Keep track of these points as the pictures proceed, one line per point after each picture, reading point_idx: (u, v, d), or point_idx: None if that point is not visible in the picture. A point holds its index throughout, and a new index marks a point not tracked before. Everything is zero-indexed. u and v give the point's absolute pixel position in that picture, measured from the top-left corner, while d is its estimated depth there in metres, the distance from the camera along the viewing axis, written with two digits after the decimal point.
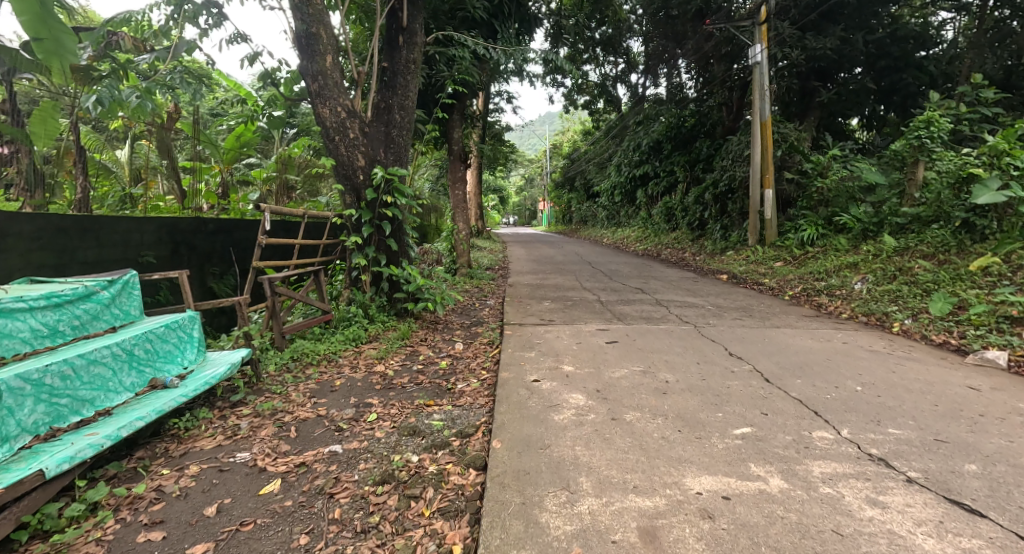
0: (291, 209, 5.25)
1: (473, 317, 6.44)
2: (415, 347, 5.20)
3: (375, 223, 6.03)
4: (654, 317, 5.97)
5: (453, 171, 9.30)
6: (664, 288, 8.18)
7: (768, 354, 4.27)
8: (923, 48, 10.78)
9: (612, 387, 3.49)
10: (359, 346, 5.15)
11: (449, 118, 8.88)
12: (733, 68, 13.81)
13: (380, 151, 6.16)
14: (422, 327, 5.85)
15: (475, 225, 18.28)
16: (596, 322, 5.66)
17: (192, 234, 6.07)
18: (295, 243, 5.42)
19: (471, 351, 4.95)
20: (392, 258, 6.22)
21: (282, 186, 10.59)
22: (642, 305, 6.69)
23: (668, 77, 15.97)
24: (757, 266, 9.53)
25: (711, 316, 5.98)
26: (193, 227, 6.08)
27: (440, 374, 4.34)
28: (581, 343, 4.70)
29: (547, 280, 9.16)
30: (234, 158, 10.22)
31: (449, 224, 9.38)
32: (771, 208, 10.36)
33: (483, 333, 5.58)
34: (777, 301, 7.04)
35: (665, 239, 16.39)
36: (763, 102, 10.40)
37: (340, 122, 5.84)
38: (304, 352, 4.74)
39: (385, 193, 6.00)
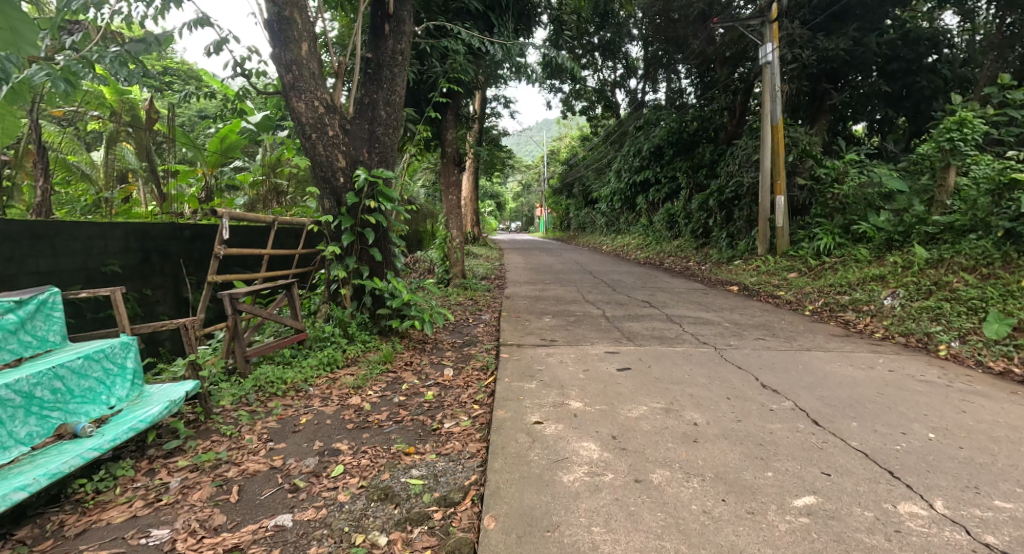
0: (259, 215, 4.64)
1: (465, 334, 5.81)
2: (399, 372, 4.58)
3: (356, 231, 5.44)
4: (667, 336, 5.35)
5: (446, 175, 8.68)
6: (673, 301, 7.56)
7: (806, 385, 3.66)
8: (935, 50, 10.17)
9: (630, 432, 2.90)
10: (334, 371, 4.52)
11: (442, 117, 8.27)
12: (736, 73, 13.29)
13: (363, 150, 5.57)
14: (407, 347, 5.22)
15: (469, 232, 17.66)
16: (603, 342, 5.05)
17: (167, 241, 5.38)
18: (265, 253, 4.84)
19: (462, 378, 4.34)
20: (375, 270, 5.62)
21: (269, 190, 9.93)
22: (653, 322, 6.09)
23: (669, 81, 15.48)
24: (770, 277, 8.94)
25: (730, 335, 5.38)
26: (169, 234, 5.39)
27: (425, 409, 3.72)
28: (588, 371, 4.09)
29: (546, 292, 8.54)
30: (218, 162, 9.59)
31: (442, 231, 8.76)
32: (783, 216, 9.77)
33: (476, 355, 4.97)
34: (799, 318, 6.44)
35: (667, 247, 15.80)
36: (774, 103, 9.84)
37: (317, 118, 5.25)
38: (269, 379, 4.12)
39: (368, 197, 5.42)
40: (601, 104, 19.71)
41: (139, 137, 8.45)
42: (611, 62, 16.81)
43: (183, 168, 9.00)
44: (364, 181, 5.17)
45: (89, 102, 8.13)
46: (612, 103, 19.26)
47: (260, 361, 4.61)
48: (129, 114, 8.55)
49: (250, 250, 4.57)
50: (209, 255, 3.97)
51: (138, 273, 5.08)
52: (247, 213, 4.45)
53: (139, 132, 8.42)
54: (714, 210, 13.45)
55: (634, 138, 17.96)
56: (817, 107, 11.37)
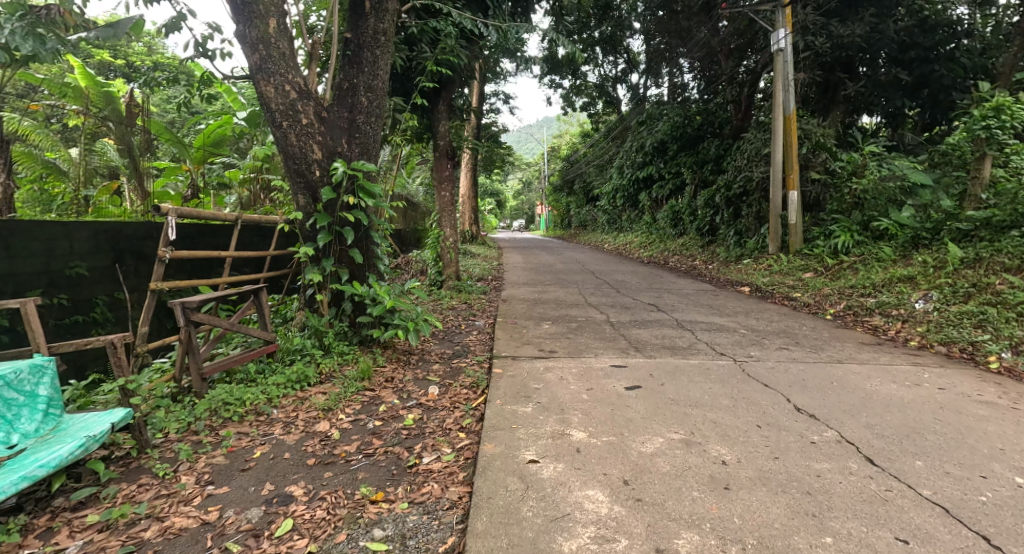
0: (216, 211, 4.08)
1: (456, 344, 5.25)
2: (378, 390, 4.04)
3: (334, 230, 4.95)
4: (679, 346, 4.81)
5: (439, 170, 8.08)
6: (683, 305, 7.04)
7: (848, 408, 3.13)
8: (954, 38, 9.53)
9: (646, 474, 2.42)
10: (304, 390, 3.99)
11: (433, 107, 7.70)
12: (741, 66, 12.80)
13: (342, 140, 5.04)
14: (389, 360, 4.68)
15: (467, 230, 17.07)
16: (610, 354, 4.52)
17: (139, 242, 4.85)
18: (228, 255, 4.31)
19: (447, 398, 3.80)
20: (356, 274, 5.12)
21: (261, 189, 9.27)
22: (662, 328, 5.56)
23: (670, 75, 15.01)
24: (783, 277, 8.40)
25: (749, 345, 4.83)
26: (142, 233, 4.83)
27: (401, 439, 3.19)
28: (593, 390, 3.57)
29: (546, 294, 8.02)
30: (204, 158, 8.97)
31: (435, 230, 8.21)
32: (796, 212, 9.17)
33: (467, 369, 4.43)
34: (820, 323, 5.91)
35: (672, 246, 15.23)
36: (787, 93, 9.30)
37: (288, 104, 4.74)
38: (228, 399, 3.62)
39: (347, 192, 4.93)
40: (602, 100, 19.23)
41: (120, 134, 7.68)
42: (612, 57, 16.36)
43: (169, 164, 8.58)
44: (343, 174, 4.68)
45: (71, 93, 7.62)
46: (613, 99, 18.77)
47: (220, 378, 4.11)
48: (111, 110, 7.72)
49: (209, 253, 4.03)
50: (155, 258, 3.43)
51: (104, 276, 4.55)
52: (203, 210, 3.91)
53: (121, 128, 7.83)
54: (721, 206, 12.90)
55: (637, 133, 17.43)
56: (829, 98, 10.79)
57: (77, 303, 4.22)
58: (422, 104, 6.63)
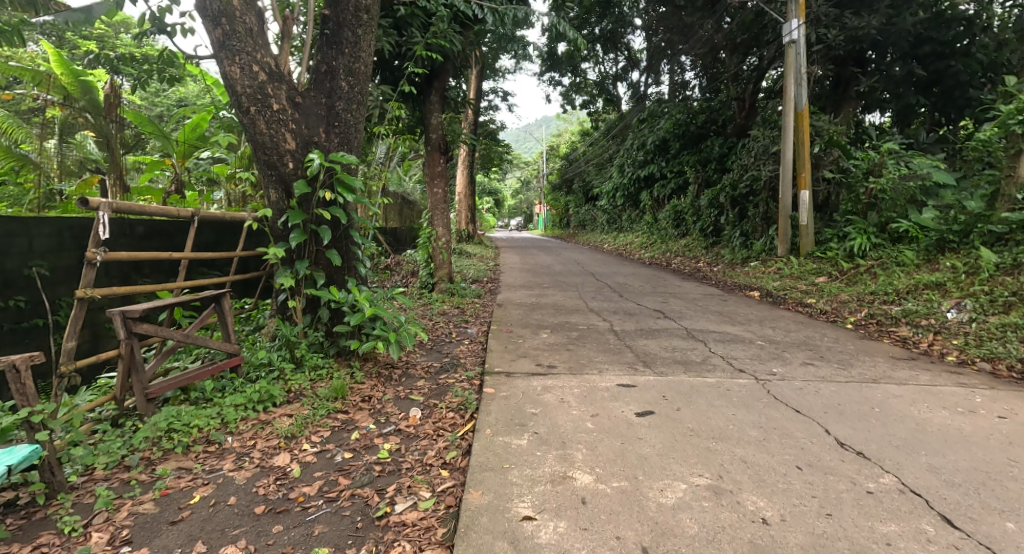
0: (158, 207, 3.62)
1: (444, 356, 4.74)
2: (352, 413, 3.56)
3: (309, 228, 4.48)
4: (692, 360, 4.33)
5: (430, 165, 7.55)
6: (691, 311, 6.57)
7: (901, 442, 2.65)
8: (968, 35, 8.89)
9: (670, 540, 2.01)
10: (267, 412, 3.50)
11: (425, 98, 7.23)
12: (746, 62, 12.38)
13: (318, 129, 4.54)
14: (367, 376, 4.18)
15: (463, 230, 16.45)
16: (615, 371, 4.02)
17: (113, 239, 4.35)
18: (182, 256, 3.88)
19: (429, 425, 3.31)
20: (333, 278, 4.64)
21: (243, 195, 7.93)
22: (671, 339, 5.08)
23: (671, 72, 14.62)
24: (795, 282, 7.92)
25: (769, 359, 4.35)
26: (116, 229, 4.29)
27: (371, 479, 2.70)
28: (600, 417, 3.08)
29: (544, 298, 7.53)
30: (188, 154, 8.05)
31: (425, 229, 7.70)
32: (807, 213, 8.66)
33: (456, 387, 3.94)
34: (842, 332, 5.44)
35: (674, 247, 14.72)
36: (799, 87, 8.80)
37: (256, 86, 4.24)
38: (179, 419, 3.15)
39: (324, 187, 4.47)
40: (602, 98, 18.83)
41: (96, 127, 7.31)
42: (612, 54, 15.94)
43: (150, 159, 7.73)
44: (317, 166, 4.23)
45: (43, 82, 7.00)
46: (614, 97, 18.35)
47: (173, 397, 3.66)
48: (88, 100, 7.26)
49: (154, 255, 3.59)
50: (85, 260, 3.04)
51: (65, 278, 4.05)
52: (146, 206, 3.53)
53: (99, 119, 7.27)
54: (726, 206, 12.42)
55: (638, 131, 16.97)
56: (840, 95, 10.24)
57: (36, 306, 3.69)
58: (409, 93, 6.17)
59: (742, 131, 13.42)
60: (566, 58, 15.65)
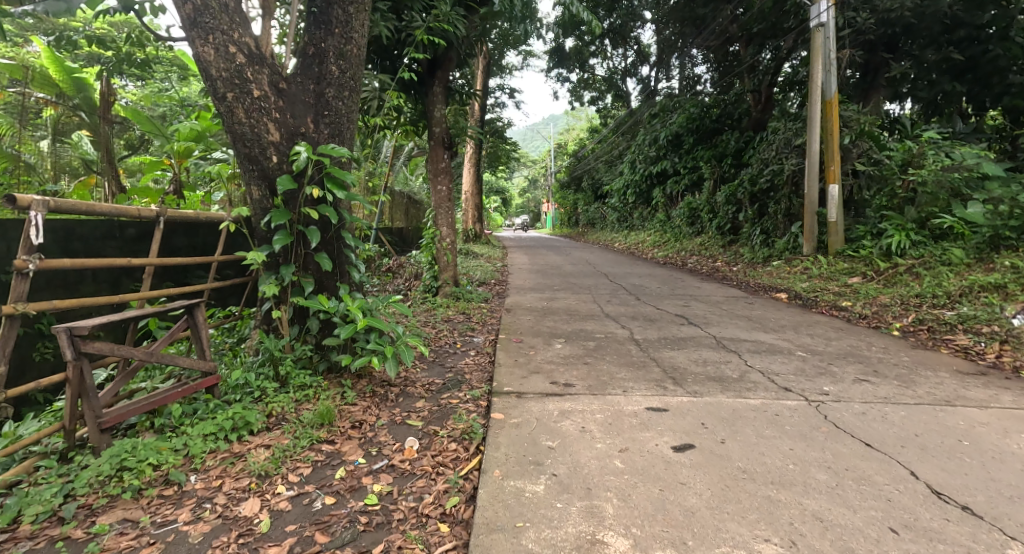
0: (103, 206, 3.20)
1: (448, 372, 4.25)
2: (340, 443, 3.08)
3: (296, 229, 4.01)
4: (728, 376, 3.82)
5: (434, 161, 7.04)
6: (717, 317, 6.04)
7: (1013, 494, 2.17)
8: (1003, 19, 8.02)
9: None
10: (242, 443, 3.02)
11: (427, 89, 6.73)
12: (763, 55, 11.92)
13: (306, 118, 4.07)
14: (360, 397, 3.71)
15: (470, 229, 15.82)
16: (642, 391, 3.51)
17: (92, 243, 3.93)
18: (144, 262, 3.45)
19: (427, 460, 2.84)
20: (323, 286, 4.18)
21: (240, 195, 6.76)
22: (701, 350, 4.57)
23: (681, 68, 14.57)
24: (825, 282, 7.36)
25: (816, 375, 3.83)
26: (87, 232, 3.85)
27: (355, 535, 2.27)
28: (630, 452, 2.60)
29: (555, 302, 7.03)
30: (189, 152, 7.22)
31: (429, 229, 7.21)
32: (835, 209, 8.09)
33: (460, 411, 3.45)
34: (890, 340, 4.91)
35: (688, 246, 14.15)
36: (827, 74, 8.23)
37: (233, 69, 3.77)
38: (137, 447, 2.74)
39: (314, 185, 4.01)
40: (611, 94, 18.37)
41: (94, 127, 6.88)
42: (621, 49, 15.49)
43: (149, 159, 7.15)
44: (304, 160, 3.78)
45: (36, 80, 6.66)
46: (623, 92, 17.83)
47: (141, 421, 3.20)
48: (83, 98, 6.94)
49: (102, 262, 3.16)
50: (16, 271, 2.62)
51: (34, 283, 3.65)
52: (94, 205, 3.15)
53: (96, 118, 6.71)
54: (745, 203, 11.85)
55: (650, 126, 16.45)
56: (869, 83, 9.64)
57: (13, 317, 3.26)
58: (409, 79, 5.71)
59: (759, 125, 12.87)
60: (574, 52, 15.11)
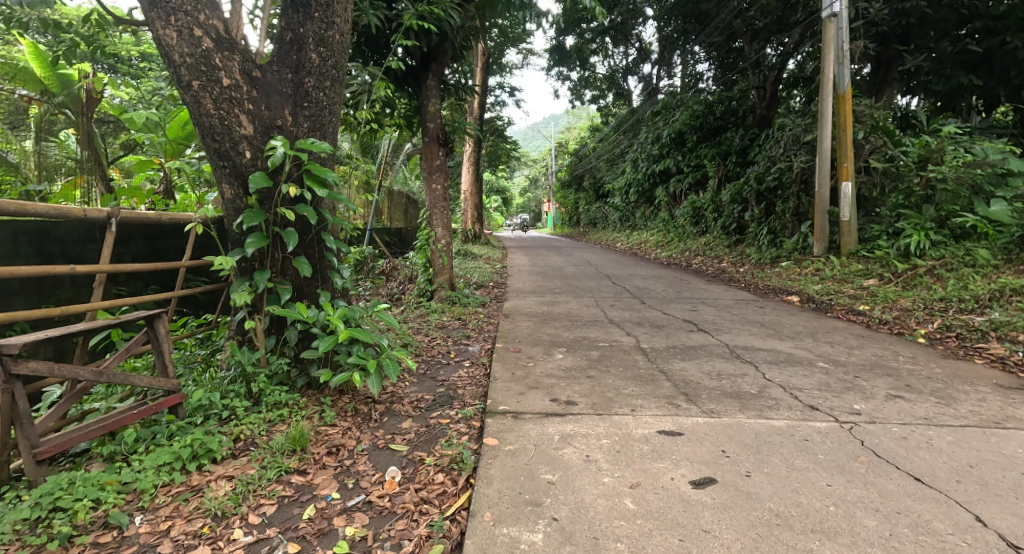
0: (35, 207, 2.90)
1: (440, 386, 3.89)
2: (313, 473, 2.74)
3: (271, 231, 3.66)
4: (746, 391, 3.47)
5: (428, 158, 6.66)
6: (727, 322, 5.70)
7: None
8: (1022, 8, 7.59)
9: None
10: (200, 474, 2.68)
11: (421, 82, 6.40)
12: (767, 51, 11.63)
13: (283, 110, 3.72)
14: (340, 417, 3.35)
15: (470, 229, 15.44)
16: (651, 411, 3.15)
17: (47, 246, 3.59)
18: (94, 268, 3.12)
19: (410, 495, 2.51)
20: (303, 292, 3.83)
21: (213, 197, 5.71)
22: (714, 360, 4.22)
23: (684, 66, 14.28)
24: (839, 284, 7.00)
25: (844, 389, 3.48)
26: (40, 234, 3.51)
27: None
28: (642, 489, 2.28)
29: (556, 306, 6.69)
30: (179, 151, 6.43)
31: (423, 230, 6.86)
32: (848, 207, 7.73)
33: (450, 434, 3.09)
34: (917, 348, 4.56)
35: (692, 245, 13.80)
36: (840, 66, 7.85)
37: (199, 55, 3.43)
38: (76, 482, 2.47)
39: (291, 182, 3.67)
40: (612, 93, 18.08)
41: (77, 123, 5.78)
42: (622, 47, 15.22)
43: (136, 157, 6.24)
44: (280, 155, 3.44)
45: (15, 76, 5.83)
46: (624, 91, 17.50)
47: (94, 446, 2.88)
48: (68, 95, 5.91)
49: (41, 270, 2.84)
50: None
51: None
52: (28, 207, 2.88)
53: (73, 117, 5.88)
54: (752, 201, 11.47)
55: (652, 124, 16.12)
56: (882, 77, 9.25)
57: None
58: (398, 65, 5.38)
59: (765, 122, 12.52)
60: (575, 50, 14.79)
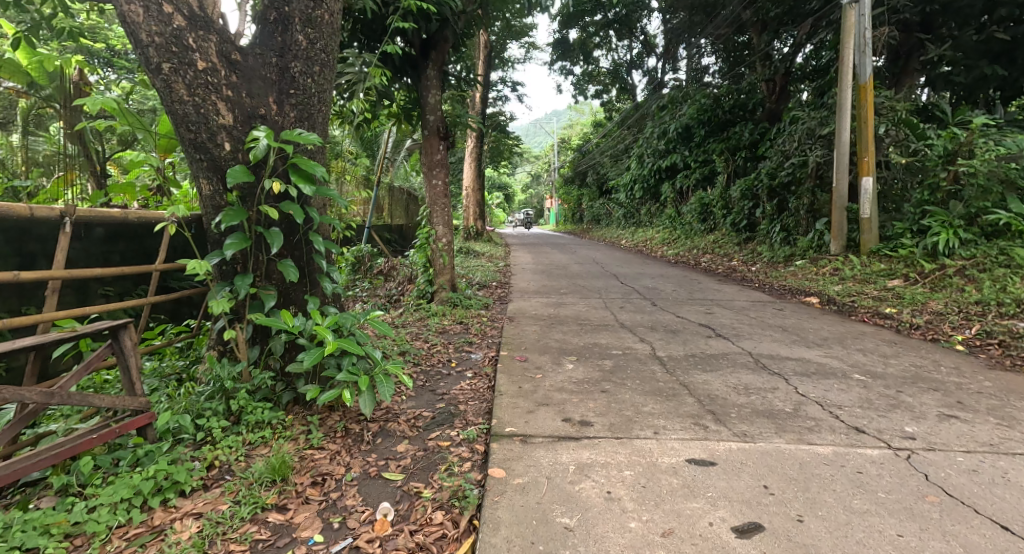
0: None
1: (439, 401, 3.55)
2: (294, 510, 2.40)
3: (254, 231, 3.31)
4: (780, 410, 3.11)
5: (428, 153, 6.29)
6: (746, 326, 5.35)
7: None
8: None
9: None
10: (165, 512, 2.37)
11: (420, 72, 6.03)
12: (776, 45, 11.28)
13: (267, 98, 3.36)
14: (329, 437, 3.01)
15: (472, 226, 15.09)
16: (677, 434, 2.79)
17: None
18: (47, 275, 2.78)
19: (403, 540, 2.20)
20: (289, 298, 3.48)
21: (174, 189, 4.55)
22: (738, 371, 3.87)
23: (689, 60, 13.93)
24: (862, 285, 6.64)
25: (889, 406, 3.13)
26: None
27: None
28: (676, 539, 2.01)
29: (563, 308, 6.35)
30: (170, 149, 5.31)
31: (422, 228, 6.50)
32: (869, 203, 7.35)
33: (451, 461, 2.73)
34: (957, 356, 4.21)
35: (700, 243, 13.45)
36: (861, 54, 7.47)
37: (169, 34, 3.09)
38: (15, 526, 2.18)
39: (276, 177, 3.31)
40: (616, 87, 17.71)
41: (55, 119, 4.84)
42: (626, 41, 14.86)
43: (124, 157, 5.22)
44: (263, 148, 3.09)
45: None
46: (629, 85, 17.09)
47: (52, 474, 2.57)
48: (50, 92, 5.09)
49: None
50: None
51: None
52: None
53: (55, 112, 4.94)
54: (763, 198, 11.07)
55: (657, 118, 15.71)
56: (901, 68, 8.81)
57: None
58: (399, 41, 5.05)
59: (775, 116, 12.14)
60: (578, 44, 14.40)
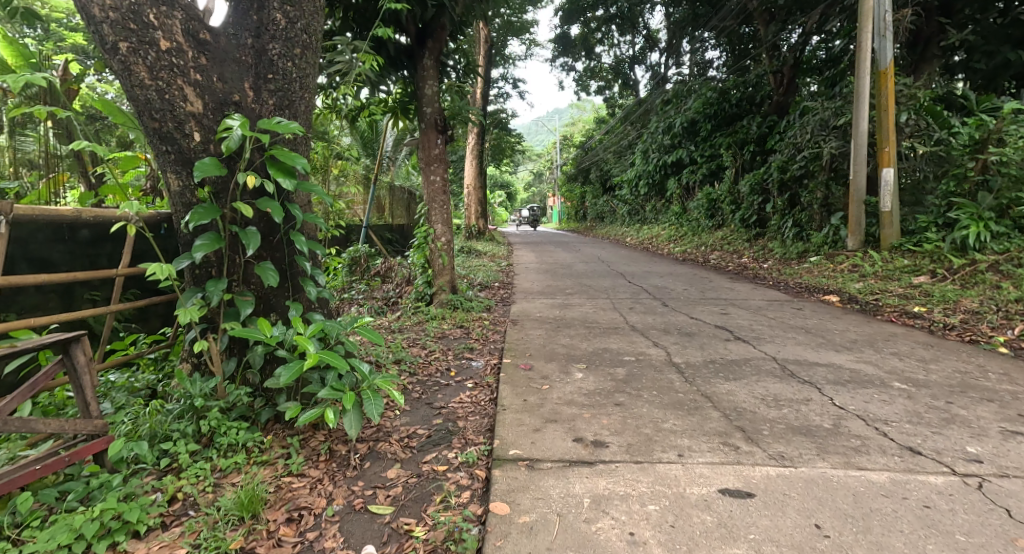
0: None
1: (436, 416, 3.20)
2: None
3: (228, 232, 2.97)
4: (818, 425, 2.76)
5: (426, 147, 5.95)
6: (766, 328, 4.99)
7: None
8: None
9: None
10: None
11: (417, 60, 5.69)
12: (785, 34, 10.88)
13: (243, 83, 3.03)
14: (311, 463, 2.66)
15: (474, 226, 14.75)
16: (705, 458, 2.44)
17: None
18: None
19: None
20: (269, 305, 3.14)
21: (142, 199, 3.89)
22: (765, 379, 3.51)
23: (694, 53, 13.56)
24: (885, 282, 6.28)
25: (942, 420, 2.77)
26: None
27: None
28: None
29: (569, 309, 6.00)
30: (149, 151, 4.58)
31: (420, 226, 6.17)
32: (890, 196, 6.97)
33: (447, 491, 2.39)
34: (1002, 360, 3.84)
35: (708, 239, 13.10)
36: (881, 39, 7.07)
37: (127, 9, 2.76)
38: None
39: (251, 170, 2.97)
40: (618, 83, 17.36)
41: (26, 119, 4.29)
42: (629, 36, 14.56)
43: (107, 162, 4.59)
44: (236, 138, 2.74)
45: None
46: (632, 80, 16.74)
47: None
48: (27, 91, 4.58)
49: None
50: None
51: None
52: None
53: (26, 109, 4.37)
54: (774, 192, 10.69)
55: (662, 113, 15.34)
56: (919, 55, 8.21)
57: None
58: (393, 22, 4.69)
59: (784, 109, 11.74)
60: (580, 39, 14.04)
